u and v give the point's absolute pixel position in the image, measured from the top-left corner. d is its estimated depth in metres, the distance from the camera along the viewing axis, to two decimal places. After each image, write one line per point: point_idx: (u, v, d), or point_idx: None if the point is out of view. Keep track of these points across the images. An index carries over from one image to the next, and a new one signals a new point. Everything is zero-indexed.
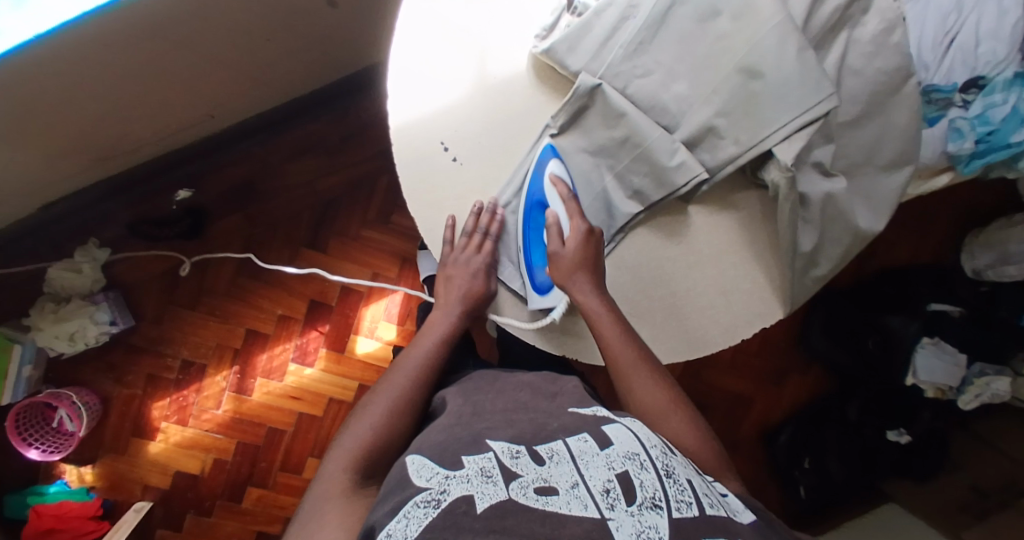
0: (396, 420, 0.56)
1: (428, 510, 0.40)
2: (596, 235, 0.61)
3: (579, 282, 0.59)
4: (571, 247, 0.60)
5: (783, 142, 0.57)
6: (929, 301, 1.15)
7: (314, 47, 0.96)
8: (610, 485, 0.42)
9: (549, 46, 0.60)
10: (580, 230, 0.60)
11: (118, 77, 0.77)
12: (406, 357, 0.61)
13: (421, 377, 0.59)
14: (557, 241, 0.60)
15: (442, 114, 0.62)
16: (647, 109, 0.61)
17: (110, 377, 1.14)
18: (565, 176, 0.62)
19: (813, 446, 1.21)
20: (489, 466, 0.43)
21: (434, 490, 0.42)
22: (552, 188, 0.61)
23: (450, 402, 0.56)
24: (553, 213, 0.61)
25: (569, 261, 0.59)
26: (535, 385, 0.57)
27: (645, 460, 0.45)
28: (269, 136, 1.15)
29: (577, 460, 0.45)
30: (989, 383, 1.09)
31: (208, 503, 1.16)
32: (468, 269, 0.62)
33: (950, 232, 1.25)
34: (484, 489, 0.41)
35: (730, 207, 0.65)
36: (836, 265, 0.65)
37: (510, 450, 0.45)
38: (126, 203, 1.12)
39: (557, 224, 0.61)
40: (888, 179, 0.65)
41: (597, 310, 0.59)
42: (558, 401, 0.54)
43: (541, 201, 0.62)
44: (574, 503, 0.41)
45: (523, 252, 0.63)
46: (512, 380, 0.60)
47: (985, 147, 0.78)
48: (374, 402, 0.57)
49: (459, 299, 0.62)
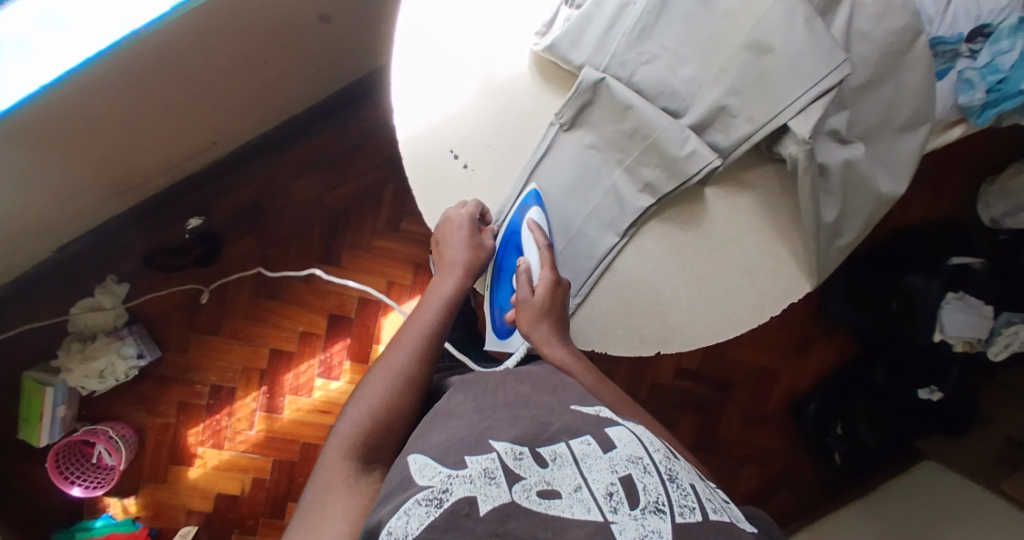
0: (397, 400, 0.53)
1: (429, 509, 0.39)
2: (563, 286, 0.61)
3: (541, 331, 0.59)
4: (539, 296, 0.60)
5: (799, 115, 0.57)
6: (951, 256, 1.12)
7: (311, 63, 0.95)
8: (613, 489, 0.43)
9: (551, 42, 0.60)
10: (547, 280, 0.60)
11: (123, 115, 0.77)
12: (407, 330, 0.58)
13: (424, 349, 0.57)
14: (525, 288, 0.60)
15: (449, 121, 0.62)
16: (656, 96, 0.61)
17: (142, 408, 1.15)
18: (544, 223, 0.61)
19: (843, 411, 1.21)
20: (492, 466, 0.42)
21: (436, 488, 0.41)
22: (530, 234, 0.61)
23: (452, 396, 0.53)
24: (524, 261, 0.61)
25: (534, 309, 0.59)
26: (535, 378, 0.55)
27: (648, 464, 0.46)
28: (273, 155, 1.15)
29: (580, 463, 0.45)
30: (1018, 332, 1.05)
31: (250, 522, 1.17)
32: (457, 224, 0.60)
33: (965, 182, 1.23)
34: (487, 491, 0.40)
35: (746, 186, 0.65)
36: (861, 233, 0.64)
37: (513, 451, 0.44)
38: (137, 235, 1.12)
39: (526, 272, 0.61)
40: (906, 140, 0.63)
41: (562, 358, 0.59)
42: (560, 395, 0.52)
43: (519, 244, 0.63)
44: (577, 507, 0.41)
45: (494, 288, 0.66)
46: (507, 371, 0.57)
47: (997, 96, 0.76)
48: (373, 382, 0.55)
49: (458, 261, 0.60)
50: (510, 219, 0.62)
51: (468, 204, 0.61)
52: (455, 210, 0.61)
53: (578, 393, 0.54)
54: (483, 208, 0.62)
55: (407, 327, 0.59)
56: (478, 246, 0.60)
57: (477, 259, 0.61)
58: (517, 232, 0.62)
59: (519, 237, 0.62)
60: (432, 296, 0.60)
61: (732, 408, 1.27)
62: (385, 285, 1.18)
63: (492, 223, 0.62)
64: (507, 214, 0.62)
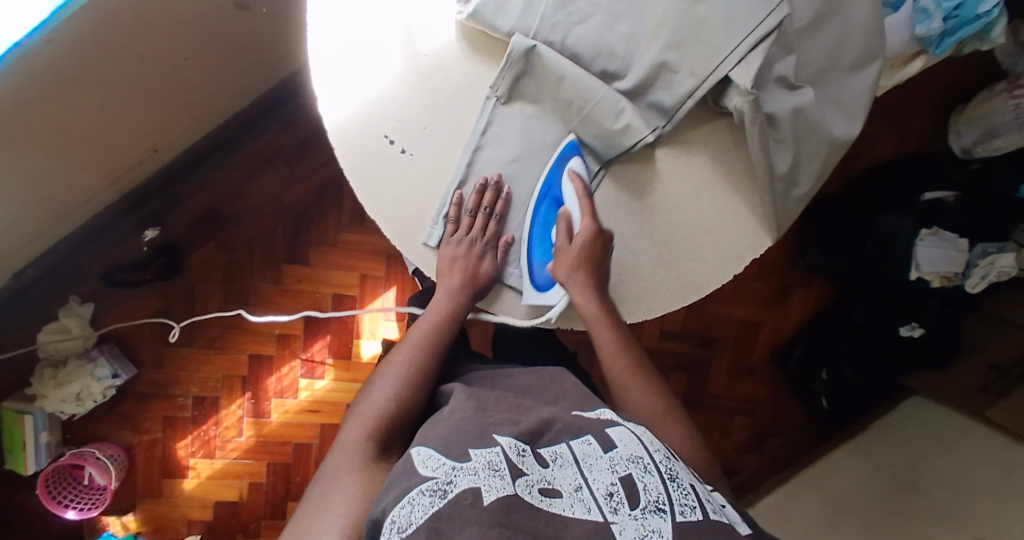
0: (409, 393, 0.55)
1: (433, 499, 0.38)
2: (603, 237, 0.61)
3: (577, 279, 0.60)
4: (577, 246, 0.60)
5: (739, 66, 0.54)
6: (923, 192, 1.10)
7: (239, 55, 0.92)
8: (613, 489, 0.41)
9: (474, 10, 0.56)
10: (587, 231, 0.60)
11: (47, 130, 0.73)
12: (415, 329, 0.61)
13: (432, 346, 0.60)
14: (564, 237, 0.62)
15: (380, 106, 0.59)
16: (594, 58, 0.58)
17: (126, 426, 1.14)
18: (583, 172, 0.61)
19: (827, 356, 1.21)
20: (497, 459, 0.41)
21: (441, 479, 0.39)
22: (569, 184, 0.60)
23: (455, 398, 0.53)
24: (565, 212, 0.62)
25: (570, 259, 0.60)
26: (531, 385, 0.57)
27: (649, 463, 0.44)
28: (222, 157, 1.12)
29: (581, 462, 0.44)
30: (993, 262, 1.06)
31: (253, 525, 1.18)
32: (462, 250, 0.59)
33: (932, 113, 1.21)
34: (490, 483, 0.39)
35: (697, 143, 0.63)
36: (816, 180, 0.62)
37: (516, 446, 0.44)
38: (95, 255, 1.09)
39: (568, 222, 0.62)
40: (856, 78, 0.62)
41: (592, 310, 0.60)
42: (561, 405, 0.53)
43: (557, 197, 0.62)
44: (577, 507, 0.40)
45: (528, 244, 0.62)
46: (507, 385, 0.58)
47: (954, 22, 0.75)
48: (383, 378, 0.57)
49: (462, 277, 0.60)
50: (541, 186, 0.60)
51: (489, 185, 0.60)
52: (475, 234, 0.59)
53: (578, 398, 0.54)
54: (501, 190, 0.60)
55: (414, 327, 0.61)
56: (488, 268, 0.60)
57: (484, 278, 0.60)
58: (555, 186, 0.61)
59: (557, 189, 0.61)
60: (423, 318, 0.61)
61: (719, 363, 1.27)
62: (358, 279, 1.16)
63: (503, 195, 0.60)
64: (527, 215, 0.61)
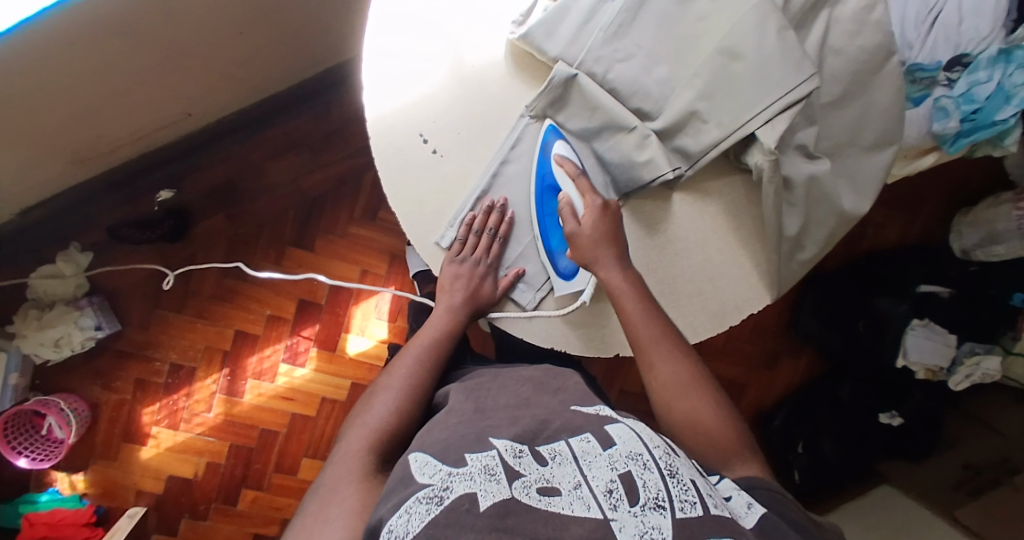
0: (406, 406, 0.56)
1: (430, 506, 0.39)
2: (611, 208, 0.60)
3: (601, 255, 0.58)
4: (588, 223, 0.59)
5: (765, 126, 0.57)
6: (918, 282, 1.14)
7: (289, 40, 0.95)
8: (613, 486, 0.42)
9: (526, 32, 0.59)
10: (595, 206, 0.59)
11: (97, 74, 0.76)
12: (413, 343, 0.62)
13: (429, 362, 0.60)
14: (570, 220, 0.59)
15: (419, 106, 0.61)
16: (629, 96, 0.60)
17: (97, 383, 1.12)
18: (571, 155, 0.61)
19: (806, 429, 1.21)
20: (492, 463, 0.42)
21: (437, 486, 0.40)
22: (560, 169, 0.60)
23: (452, 398, 0.56)
24: (564, 196, 0.60)
25: (588, 238, 0.58)
26: (533, 378, 0.58)
27: (648, 460, 0.44)
28: (251, 133, 1.14)
29: (580, 460, 0.44)
30: (979, 363, 1.08)
31: (202, 506, 1.15)
32: (467, 271, 0.61)
33: (937, 211, 1.26)
34: (487, 487, 0.40)
35: (713, 195, 0.65)
36: (822, 247, 0.65)
37: (512, 449, 0.45)
38: (106, 206, 1.09)
39: (569, 205, 0.60)
40: (873, 158, 0.64)
41: (618, 282, 0.58)
42: (560, 397, 0.54)
43: (552, 185, 0.61)
44: (577, 504, 0.40)
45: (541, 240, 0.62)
46: (509, 376, 0.59)
47: (971, 125, 0.78)
48: (383, 389, 0.57)
49: (463, 297, 0.62)
50: (535, 184, 0.61)
51: (495, 207, 0.61)
52: (480, 256, 0.61)
53: (578, 393, 0.55)
54: (506, 213, 0.62)
55: (414, 339, 0.63)
56: (488, 293, 0.62)
57: (483, 300, 0.62)
58: (548, 175, 0.61)
59: (551, 175, 0.61)
60: (421, 332, 0.63)
61: None
62: (358, 274, 1.17)
63: (509, 212, 0.62)
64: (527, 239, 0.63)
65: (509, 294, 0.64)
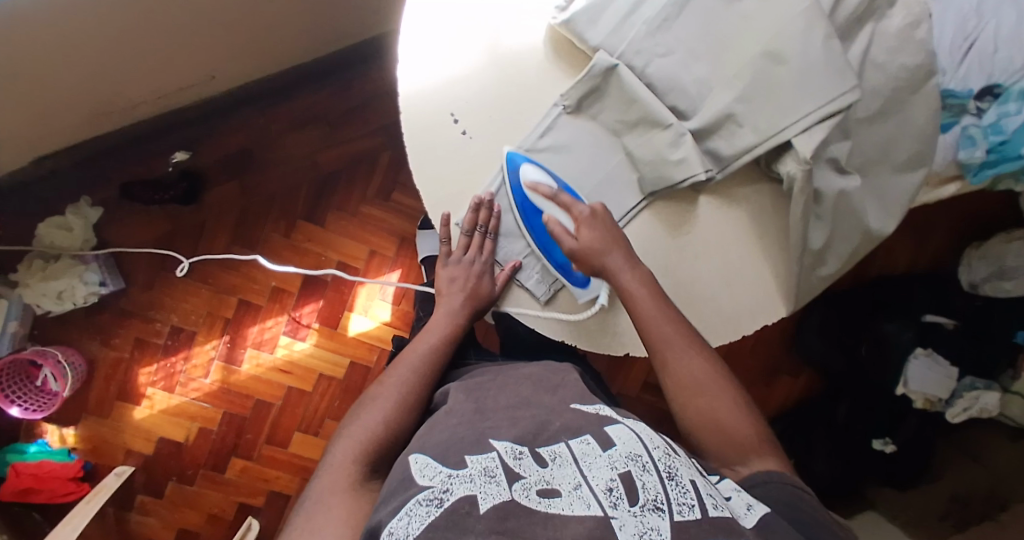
0: (401, 414, 0.56)
1: (430, 508, 0.39)
2: (598, 212, 0.59)
3: (612, 261, 0.58)
4: (585, 238, 0.58)
5: (802, 134, 0.56)
6: (924, 312, 1.15)
7: (320, 10, 0.94)
8: (612, 485, 0.42)
9: (569, 17, 0.59)
10: (583, 216, 0.59)
11: (125, 25, 0.74)
12: (410, 351, 0.62)
13: (426, 369, 0.60)
14: (566, 239, 0.59)
15: (453, 84, 0.61)
16: (665, 92, 0.60)
17: (96, 338, 1.11)
18: (543, 177, 0.60)
19: (799, 448, 1.20)
20: (492, 466, 0.42)
21: (437, 488, 0.41)
22: (535, 193, 0.59)
23: (453, 398, 0.56)
24: (548, 217, 0.59)
25: (586, 251, 0.58)
26: (537, 377, 0.57)
27: (648, 462, 0.44)
28: (271, 104, 1.13)
29: (580, 461, 0.44)
30: (977, 397, 1.09)
31: (191, 471, 1.14)
32: (466, 271, 0.62)
33: (948, 241, 1.26)
34: (487, 490, 0.40)
35: (740, 201, 0.64)
36: (843, 264, 0.65)
37: (512, 450, 0.45)
38: (120, 163, 1.09)
39: (558, 224, 0.59)
40: (901, 179, 0.64)
41: (631, 285, 0.58)
42: (560, 395, 0.54)
43: (534, 209, 0.60)
44: (577, 503, 0.40)
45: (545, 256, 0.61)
46: (511, 374, 0.59)
47: (996, 156, 0.78)
48: (376, 399, 0.57)
49: (461, 295, 0.63)
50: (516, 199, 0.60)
51: (482, 204, 0.60)
52: (477, 257, 0.62)
53: (579, 390, 0.55)
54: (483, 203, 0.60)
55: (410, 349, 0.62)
56: (487, 293, 0.63)
57: (485, 297, 0.63)
58: (525, 201, 0.60)
59: (529, 201, 0.60)
60: (422, 338, 0.63)
61: None
62: (366, 254, 1.16)
63: (497, 206, 0.61)
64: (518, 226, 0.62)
65: (519, 283, 0.64)
